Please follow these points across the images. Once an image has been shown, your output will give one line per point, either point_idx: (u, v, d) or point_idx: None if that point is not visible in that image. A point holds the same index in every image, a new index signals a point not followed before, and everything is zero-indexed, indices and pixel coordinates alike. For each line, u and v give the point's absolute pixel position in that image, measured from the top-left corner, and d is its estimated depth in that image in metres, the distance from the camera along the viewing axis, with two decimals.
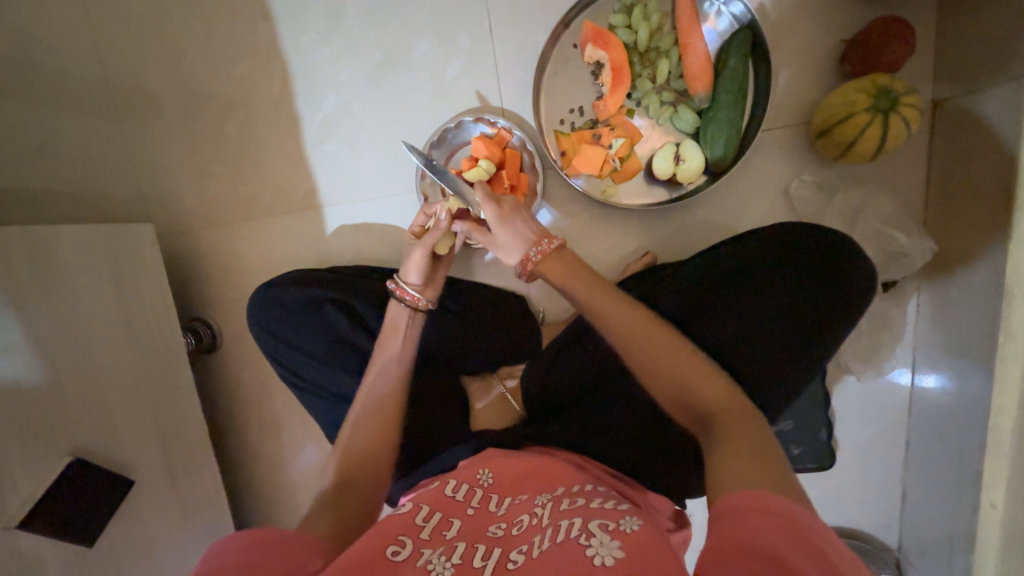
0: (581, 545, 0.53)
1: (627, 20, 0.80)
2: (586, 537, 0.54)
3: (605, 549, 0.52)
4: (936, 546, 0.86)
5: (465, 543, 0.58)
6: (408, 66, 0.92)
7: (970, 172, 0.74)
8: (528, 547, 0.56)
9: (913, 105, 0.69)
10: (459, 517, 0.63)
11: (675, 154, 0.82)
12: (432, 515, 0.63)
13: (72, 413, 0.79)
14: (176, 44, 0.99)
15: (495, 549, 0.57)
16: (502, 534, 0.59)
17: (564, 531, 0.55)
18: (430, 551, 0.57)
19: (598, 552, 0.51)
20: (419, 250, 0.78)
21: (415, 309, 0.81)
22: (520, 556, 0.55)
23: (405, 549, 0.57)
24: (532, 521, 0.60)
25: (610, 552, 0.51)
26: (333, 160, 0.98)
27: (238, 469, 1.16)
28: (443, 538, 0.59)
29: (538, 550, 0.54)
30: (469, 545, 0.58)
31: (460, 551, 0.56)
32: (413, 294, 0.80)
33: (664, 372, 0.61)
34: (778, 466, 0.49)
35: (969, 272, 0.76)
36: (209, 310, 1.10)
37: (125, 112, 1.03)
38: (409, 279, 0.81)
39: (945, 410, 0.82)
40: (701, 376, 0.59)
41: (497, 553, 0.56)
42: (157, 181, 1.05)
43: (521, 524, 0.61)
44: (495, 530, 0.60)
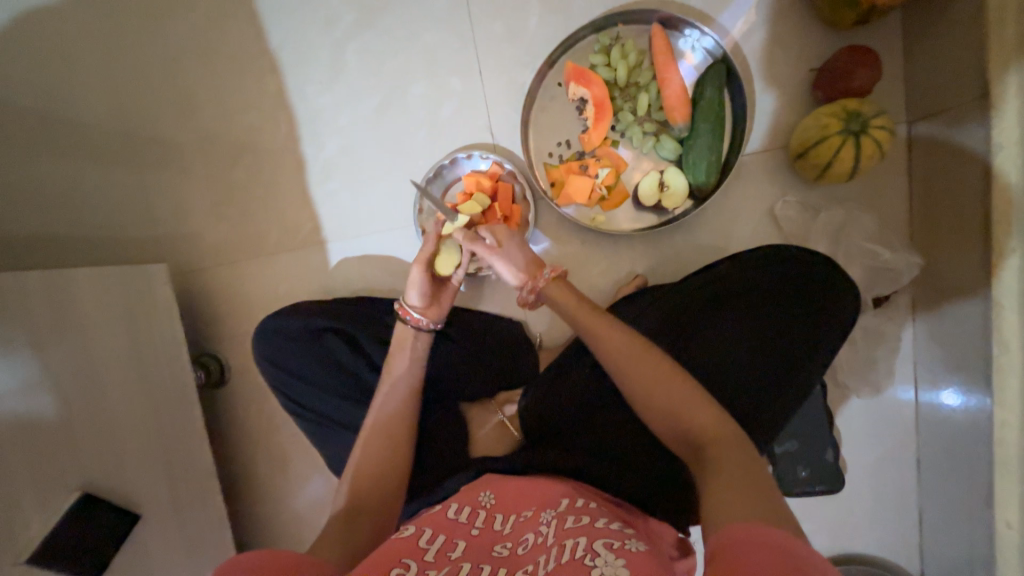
0: (586, 566, 0.52)
1: (606, 59, 0.86)
2: (591, 558, 0.53)
3: (609, 569, 0.52)
4: (958, 571, 0.82)
5: (471, 564, 0.58)
6: (404, 109, 0.98)
7: (948, 187, 0.76)
8: (533, 566, 0.56)
9: (883, 127, 0.72)
10: (463, 537, 0.63)
11: (660, 181, 0.85)
12: (435, 537, 0.63)
13: (83, 448, 0.82)
14: (192, 98, 1.07)
15: (501, 569, 0.57)
16: (507, 554, 0.60)
17: (569, 551, 0.55)
18: (435, 573, 0.57)
19: (603, 572, 0.51)
20: (417, 268, 0.81)
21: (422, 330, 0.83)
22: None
23: (410, 571, 0.57)
24: (537, 540, 0.60)
25: (615, 571, 0.51)
26: (335, 198, 1.03)
27: (243, 504, 1.16)
28: (448, 558, 0.59)
29: (544, 571, 0.54)
30: (474, 565, 0.58)
31: (465, 572, 0.57)
32: (416, 314, 0.82)
33: (660, 384, 0.61)
34: (765, 492, 0.49)
35: (958, 285, 0.76)
36: (217, 344, 1.13)
37: (143, 161, 1.10)
38: (411, 300, 0.83)
39: (951, 426, 0.80)
40: (694, 394, 0.59)
41: None
42: (171, 223, 1.11)
43: (527, 543, 0.60)
44: (500, 549, 0.61)
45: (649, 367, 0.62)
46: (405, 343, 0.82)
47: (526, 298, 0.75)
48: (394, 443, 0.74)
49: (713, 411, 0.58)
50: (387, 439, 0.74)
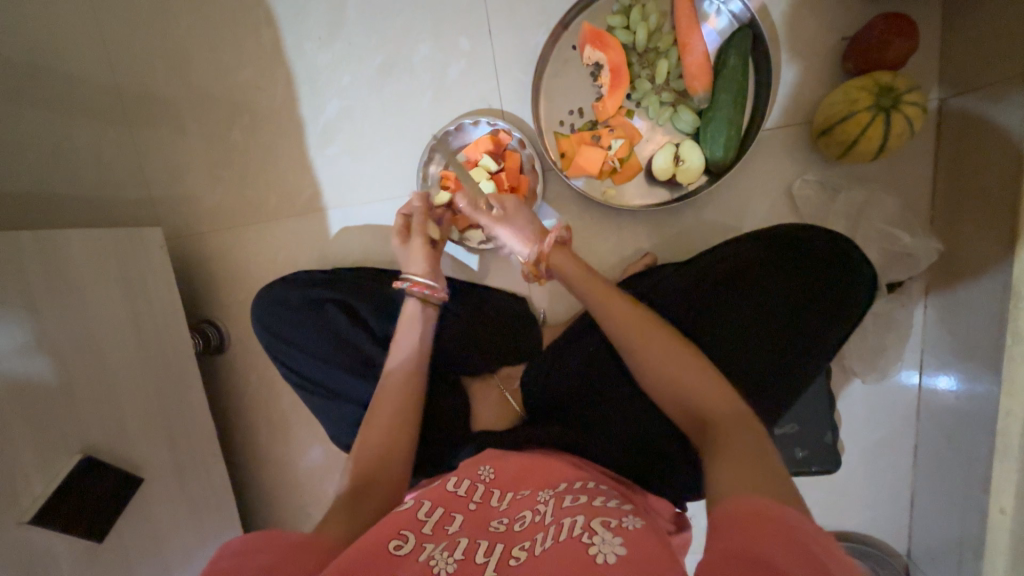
0: (583, 543, 0.53)
1: (625, 21, 0.80)
2: (588, 535, 0.54)
3: (607, 546, 0.52)
4: (946, 552, 0.84)
5: (467, 539, 0.58)
6: (409, 70, 0.93)
7: (976, 171, 0.73)
8: (529, 543, 0.56)
9: (917, 103, 0.68)
10: (460, 511, 0.64)
11: (675, 154, 0.82)
12: (434, 510, 0.63)
13: (83, 413, 0.81)
14: (184, 51, 1.01)
15: (496, 545, 0.57)
16: (504, 530, 0.60)
17: (566, 529, 0.55)
18: (432, 546, 0.57)
19: (601, 550, 0.51)
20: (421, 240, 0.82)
21: (428, 301, 0.82)
22: (522, 553, 0.55)
23: (408, 543, 0.57)
24: (534, 518, 0.60)
25: (613, 549, 0.51)
26: (336, 163, 0.99)
27: (245, 468, 1.18)
28: (445, 533, 0.60)
29: (540, 548, 0.55)
30: (471, 541, 0.58)
31: (462, 547, 0.57)
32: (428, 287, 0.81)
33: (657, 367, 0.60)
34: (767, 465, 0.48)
35: (975, 273, 0.74)
36: (216, 311, 1.12)
37: (134, 118, 1.05)
38: (410, 270, 0.83)
39: (952, 413, 0.80)
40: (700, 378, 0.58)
41: (500, 549, 0.57)
42: (166, 186, 1.07)
43: (523, 520, 0.61)
44: (496, 525, 0.61)
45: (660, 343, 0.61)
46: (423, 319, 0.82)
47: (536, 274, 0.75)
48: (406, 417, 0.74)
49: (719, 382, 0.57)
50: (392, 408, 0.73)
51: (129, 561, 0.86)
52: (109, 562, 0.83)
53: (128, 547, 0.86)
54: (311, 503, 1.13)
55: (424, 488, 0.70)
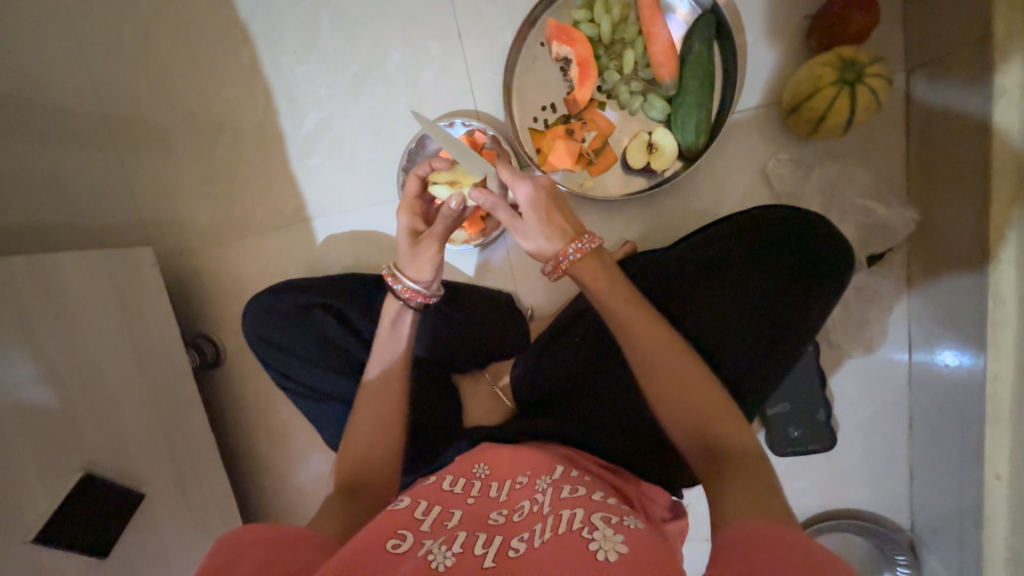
0: (584, 538, 0.54)
1: (589, 15, 0.81)
2: (588, 530, 0.55)
3: (608, 543, 0.53)
4: (947, 524, 0.83)
5: (466, 532, 0.59)
6: (383, 77, 0.95)
7: (947, 138, 0.73)
8: (528, 533, 0.57)
9: (881, 75, 0.68)
10: (459, 507, 0.64)
11: (648, 143, 0.83)
12: (431, 508, 0.63)
13: (83, 431, 0.83)
14: (166, 74, 1.03)
15: (495, 537, 0.58)
16: (503, 521, 0.61)
17: (565, 522, 0.57)
18: (431, 541, 0.58)
19: (601, 546, 0.52)
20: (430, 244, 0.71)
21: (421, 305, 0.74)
22: (522, 544, 0.56)
23: (406, 541, 0.58)
24: (532, 508, 0.62)
25: (614, 547, 0.52)
26: (318, 174, 1.01)
27: (247, 480, 1.19)
28: (444, 527, 0.60)
29: (539, 539, 0.56)
30: (469, 533, 0.59)
31: (460, 540, 0.58)
32: (414, 291, 0.73)
33: (656, 360, 0.61)
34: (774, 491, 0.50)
35: (954, 240, 0.74)
36: (211, 327, 1.14)
37: (121, 142, 1.08)
38: (419, 278, 0.73)
39: (942, 382, 0.80)
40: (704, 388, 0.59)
41: (498, 541, 0.58)
42: (155, 206, 1.10)
43: (522, 510, 0.62)
44: (495, 516, 0.62)
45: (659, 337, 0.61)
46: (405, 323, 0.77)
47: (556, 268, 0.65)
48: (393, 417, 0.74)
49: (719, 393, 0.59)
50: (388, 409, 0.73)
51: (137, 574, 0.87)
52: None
53: (134, 561, 0.87)
54: (313, 511, 1.14)
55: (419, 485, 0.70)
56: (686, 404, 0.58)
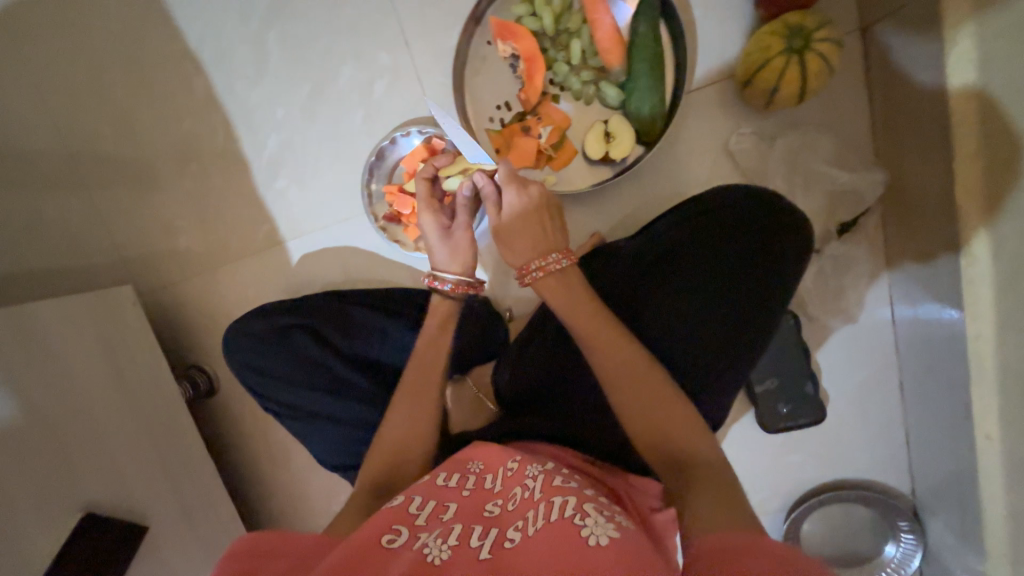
0: (576, 526, 0.55)
1: (530, 8, 0.80)
2: (580, 517, 0.56)
3: (600, 529, 0.54)
4: (947, 488, 0.82)
5: (461, 525, 0.59)
6: (338, 93, 0.94)
7: (906, 95, 0.71)
8: (522, 522, 0.58)
9: (830, 39, 0.66)
10: (454, 500, 0.63)
11: (605, 132, 0.81)
12: (426, 503, 0.62)
13: (80, 471, 0.85)
14: (126, 112, 1.04)
15: (491, 529, 0.58)
16: (498, 512, 0.61)
17: (557, 509, 0.57)
18: (427, 535, 0.57)
19: (594, 532, 0.54)
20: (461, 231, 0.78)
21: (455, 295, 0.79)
22: (517, 534, 0.57)
23: (401, 536, 0.57)
24: (525, 495, 0.61)
25: (605, 532, 0.54)
26: (286, 196, 1.01)
27: (253, 503, 1.21)
28: (439, 521, 0.59)
29: (533, 529, 0.56)
30: (465, 526, 0.59)
31: (457, 534, 0.57)
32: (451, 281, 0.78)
33: (614, 362, 0.64)
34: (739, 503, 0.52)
35: (923, 200, 0.73)
36: (201, 357, 1.15)
37: (89, 185, 1.08)
38: (444, 270, 0.79)
39: (925, 345, 0.79)
40: (657, 383, 0.62)
41: (494, 533, 0.58)
42: (131, 245, 1.10)
43: (516, 498, 0.62)
44: (490, 508, 0.61)
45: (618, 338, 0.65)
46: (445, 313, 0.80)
47: (529, 274, 0.69)
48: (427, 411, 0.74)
49: (683, 407, 0.61)
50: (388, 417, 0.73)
51: None
52: None
53: None
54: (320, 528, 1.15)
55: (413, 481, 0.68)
56: (646, 408, 0.61)
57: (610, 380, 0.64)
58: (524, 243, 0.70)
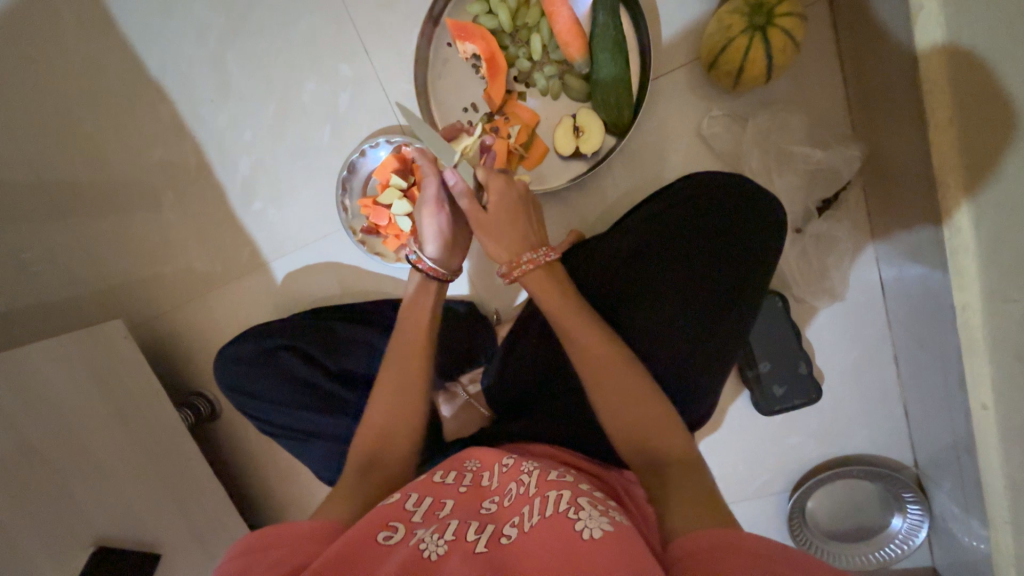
0: (570, 520, 0.54)
1: (486, 6, 0.77)
2: (574, 511, 0.55)
3: (593, 522, 0.53)
4: (947, 458, 0.81)
5: (457, 520, 0.59)
6: (304, 110, 0.93)
7: (880, 64, 0.69)
8: (518, 518, 0.58)
9: (793, 12, 0.64)
10: (450, 496, 0.63)
11: (574, 127, 0.80)
12: (422, 500, 0.62)
13: (86, 509, 0.86)
14: (97, 146, 1.03)
15: (487, 525, 0.58)
16: (494, 509, 0.61)
17: (552, 504, 0.57)
18: (423, 530, 0.57)
19: (587, 526, 0.53)
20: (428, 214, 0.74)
21: (439, 279, 0.76)
22: (513, 530, 0.56)
23: (398, 533, 0.57)
24: (521, 490, 0.61)
25: (598, 524, 0.53)
26: (264, 217, 1.01)
27: (264, 520, 1.23)
28: (436, 517, 0.59)
29: (528, 524, 0.56)
30: (461, 522, 0.58)
31: (453, 529, 0.57)
32: (430, 265, 0.75)
33: (599, 360, 0.63)
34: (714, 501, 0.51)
35: (901, 171, 0.71)
36: (199, 383, 1.16)
37: (68, 222, 1.08)
38: (428, 252, 0.76)
39: (917, 318, 0.77)
40: (640, 394, 0.62)
41: (491, 529, 0.58)
42: (116, 277, 1.11)
43: (511, 493, 0.62)
44: (487, 505, 0.62)
45: (605, 344, 0.64)
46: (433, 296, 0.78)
47: (510, 271, 0.69)
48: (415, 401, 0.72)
49: (666, 409, 0.61)
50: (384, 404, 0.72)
51: None
52: None
53: None
54: None
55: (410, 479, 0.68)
56: (632, 408, 0.61)
57: (596, 392, 0.62)
58: (509, 238, 0.70)
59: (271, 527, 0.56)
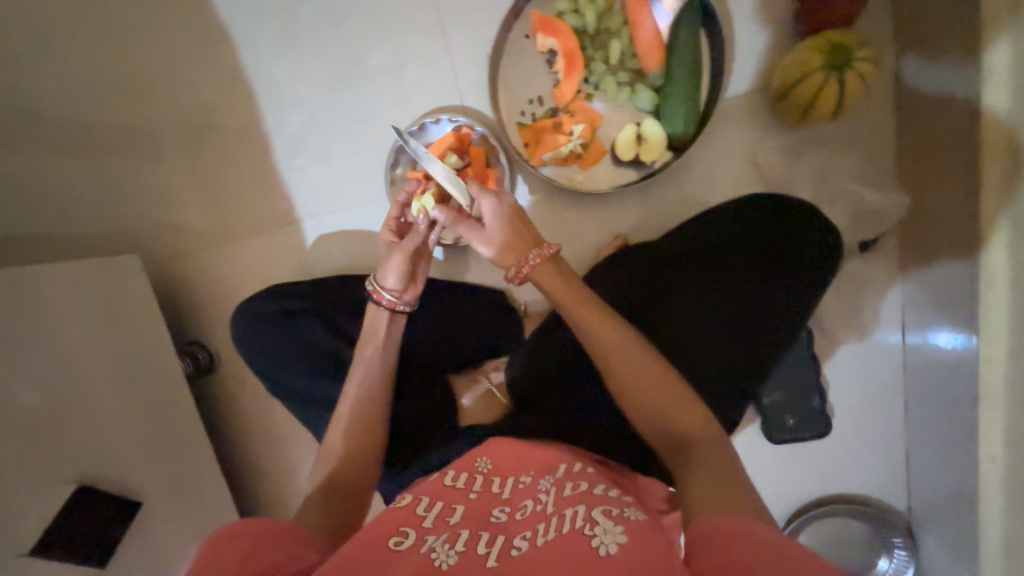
0: (586, 536, 0.53)
1: (573, 4, 0.79)
2: (590, 527, 0.54)
3: (608, 536, 0.53)
4: (942, 506, 0.84)
5: (467, 530, 0.59)
6: (367, 75, 0.93)
7: (939, 121, 0.73)
8: (531, 532, 0.57)
9: (869, 59, 0.68)
10: (461, 502, 0.64)
11: (637, 134, 0.82)
12: (433, 504, 0.63)
13: (74, 445, 0.81)
14: (143, 75, 1.01)
15: (498, 536, 0.58)
16: (505, 519, 0.61)
17: (568, 521, 0.56)
18: (433, 538, 0.59)
19: (603, 541, 0.52)
20: (397, 255, 0.79)
21: (390, 309, 0.81)
22: (524, 543, 0.56)
23: (408, 539, 0.59)
24: (535, 508, 0.61)
25: (614, 539, 0.53)
26: (305, 175, 1.00)
27: (245, 485, 1.18)
28: (446, 524, 0.60)
29: (542, 539, 0.55)
30: (472, 531, 0.59)
31: (463, 539, 0.58)
32: (390, 298, 0.81)
33: (629, 372, 0.63)
34: (738, 486, 0.53)
35: (945, 225, 0.75)
36: (203, 333, 1.12)
37: (97, 149, 1.05)
38: (387, 283, 0.82)
39: (935, 364, 0.80)
40: (670, 392, 0.62)
41: (501, 540, 0.58)
42: (137, 212, 1.07)
43: (525, 509, 0.61)
44: (497, 514, 0.62)
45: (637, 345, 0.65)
46: (376, 327, 0.82)
47: (514, 277, 0.68)
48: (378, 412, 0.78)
49: (700, 416, 0.61)
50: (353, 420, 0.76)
51: None
52: None
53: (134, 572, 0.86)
54: None
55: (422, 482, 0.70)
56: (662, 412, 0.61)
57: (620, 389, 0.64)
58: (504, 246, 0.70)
59: (249, 518, 0.59)
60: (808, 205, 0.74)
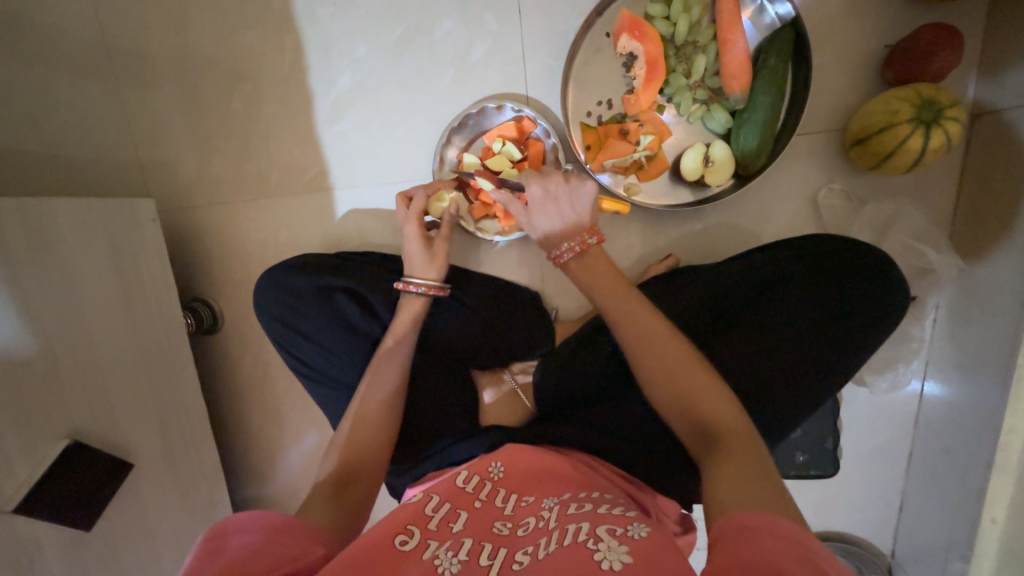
0: (588, 549, 0.49)
1: (666, 10, 0.77)
2: (593, 541, 0.49)
3: (612, 554, 0.48)
4: (931, 555, 0.88)
5: (471, 540, 0.55)
6: (430, 46, 0.88)
7: (1009, 189, 0.74)
8: (533, 547, 0.52)
9: (957, 118, 0.67)
10: (465, 509, 0.60)
11: (705, 155, 0.80)
12: (441, 505, 0.61)
13: (69, 398, 0.76)
14: (182, 7, 0.93)
15: (501, 549, 0.53)
16: (507, 534, 0.56)
17: (572, 535, 0.51)
18: (437, 544, 0.54)
19: (606, 557, 0.47)
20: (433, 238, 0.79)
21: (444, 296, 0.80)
22: (526, 558, 0.51)
23: (413, 539, 0.55)
24: (538, 524, 0.56)
25: (619, 557, 0.47)
26: (347, 141, 0.94)
27: (235, 450, 1.13)
28: (451, 531, 0.56)
29: (544, 552, 0.51)
30: (476, 541, 0.54)
31: (467, 548, 0.53)
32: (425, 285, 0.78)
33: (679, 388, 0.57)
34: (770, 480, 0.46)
35: (995, 291, 0.76)
36: (210, 290, 1.06)
37: (122, 78, 0.97)
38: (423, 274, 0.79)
39: (951, 422, 0.83)
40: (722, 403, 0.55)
41: (503, 554, 0.53)
42: (157, 153, 1.00)
43: (528, 526, 0.56)
44: (499, 528, 0.57)
45: (688, 367, 0.58)
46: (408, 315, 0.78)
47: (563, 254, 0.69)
48: (389, 420, 0.71)
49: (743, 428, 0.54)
50: (373, 407, 0.70)
51: (119, 552, 0.82)
52: (95, 553, 0.79)
53: (117, 534, 0.82)
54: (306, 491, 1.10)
55: (433, 483, 0.67)
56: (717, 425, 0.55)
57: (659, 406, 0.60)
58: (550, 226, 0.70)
59: (245, 512, 0.53)
60: (856, 242, 0.72)
